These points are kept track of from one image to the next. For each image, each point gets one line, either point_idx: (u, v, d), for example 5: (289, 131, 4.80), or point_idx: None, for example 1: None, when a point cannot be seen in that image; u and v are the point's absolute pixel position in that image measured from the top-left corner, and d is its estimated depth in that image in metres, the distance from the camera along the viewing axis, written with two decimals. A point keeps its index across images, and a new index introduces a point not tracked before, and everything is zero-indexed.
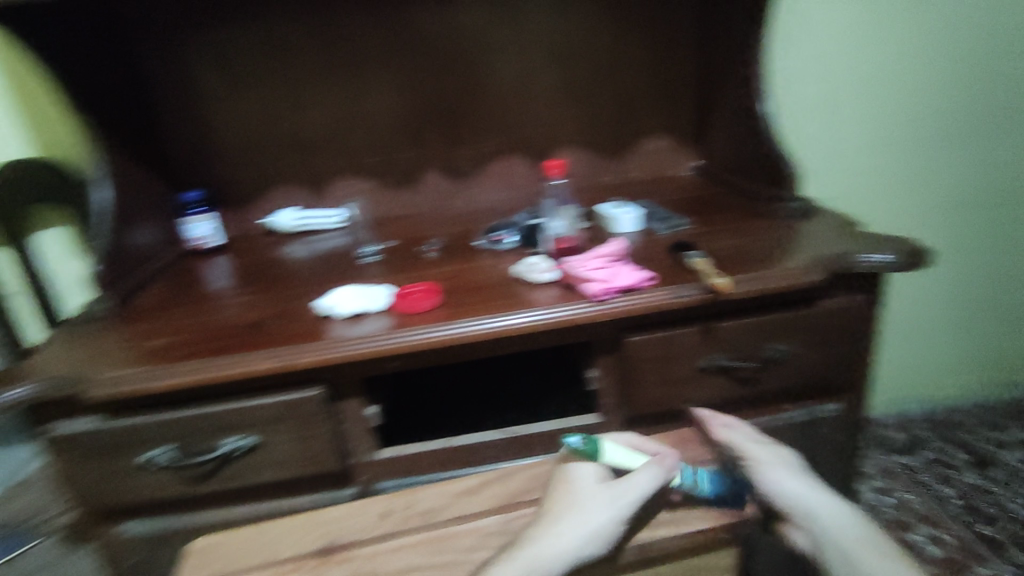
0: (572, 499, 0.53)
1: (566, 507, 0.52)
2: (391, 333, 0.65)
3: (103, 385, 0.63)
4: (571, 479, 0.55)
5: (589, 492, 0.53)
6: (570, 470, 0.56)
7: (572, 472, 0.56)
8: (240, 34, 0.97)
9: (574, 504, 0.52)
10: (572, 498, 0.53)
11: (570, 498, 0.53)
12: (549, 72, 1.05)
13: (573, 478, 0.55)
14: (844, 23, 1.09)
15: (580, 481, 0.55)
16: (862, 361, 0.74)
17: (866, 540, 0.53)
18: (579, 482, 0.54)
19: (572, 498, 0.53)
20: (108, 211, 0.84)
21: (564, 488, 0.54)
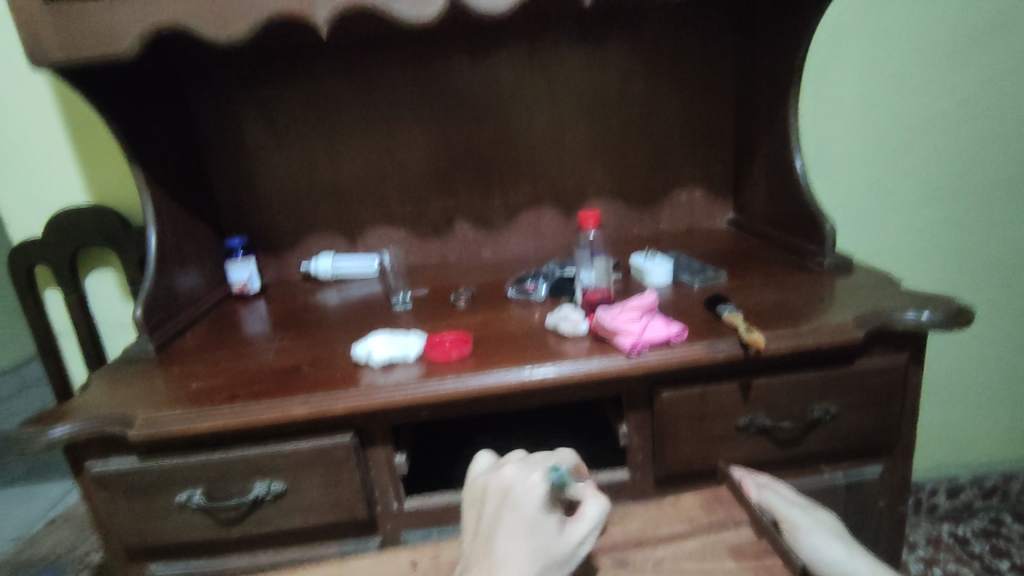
0: (526, 551, 0.49)
1: (520, 561, 0.48)
2: (423, 381, 0.66)
3: (141, 426, 0.64)
4: (527, 523, 0.50)
5: (543, 546, 0.50)
6: (527, 508, 0.51)
7: (526, 513, 0.51)
8: (288, 91, 1.03)
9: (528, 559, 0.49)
10: (528, 553, 0.49)
11: (525, 552, 0.49)
12: (580, 127, 1.08)
13: (529, 522, 0.51)
14: (876, 82, 1.10)
15: (535, 526, 0.51)
16: (905, 423, 0.72)
17: None
18: (531, 527, 0.50)
19: (528, 551, 0.49)
20: (158, 255, 0.88)
21: (517, 533, 0.50)
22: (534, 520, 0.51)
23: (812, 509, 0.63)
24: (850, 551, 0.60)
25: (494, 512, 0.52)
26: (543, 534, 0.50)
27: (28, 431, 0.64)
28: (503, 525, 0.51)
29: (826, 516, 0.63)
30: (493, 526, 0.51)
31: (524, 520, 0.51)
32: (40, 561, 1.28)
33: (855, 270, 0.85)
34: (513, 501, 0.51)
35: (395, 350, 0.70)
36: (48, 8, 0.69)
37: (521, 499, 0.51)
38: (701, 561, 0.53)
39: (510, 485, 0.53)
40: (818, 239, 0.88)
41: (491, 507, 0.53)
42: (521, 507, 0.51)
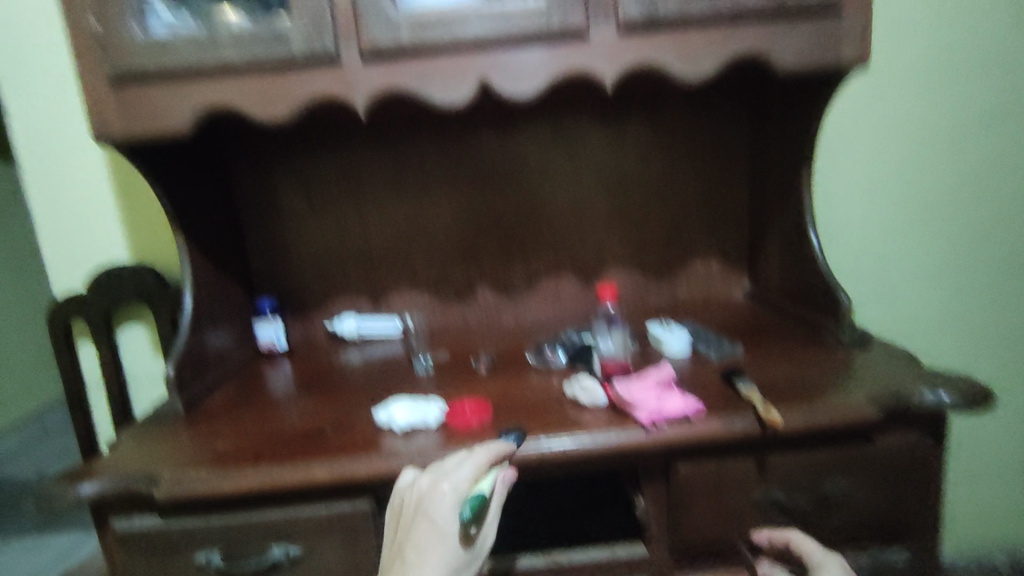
0: (435, 557, 0.56)
1: (429, 567, 0.55)
2: (442, 449, 0.67)
3: (168, 486, 0.66)
4: (436, 533, 0.56)
5: (449, 551, 0.57)
6: (438, 521, 0.56)
7: (438, 527, 0.56)
8: (322, 162, 1.09)
9: (435, 564, 0.55)
10: (437, 560, 0.56)
11: (435, 559, 0.56)
12: (599, 199, 1.12)
13: (438, 534, 0.56)
14: (888, 160, 1.13)
15: (444, 538, 0.56)
16: (929, 505, 0.71)
17: None
18: (442, 538, 0.56)
19: (437, 560, 0.56)
20: (192, 315, 0.92)
21: (428, 542, 0.56)
22: (442, 531, 0.56)
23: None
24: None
25: (412, 521, 0.58)
26: (451, 541, 0.57)
27: (59, 488, 0.66)
28: (417, 538, 0.56)
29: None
30: (410, 536, 0.57)
31: (435, 532, 0.56)
32: None
33: (873, 345, 0.85)
34: (428, 515, 0.57)
35: (416, 416, 0.72)
36: (114, 90, 0.76)
37: (434, 513, 0.57)
38: None
39: (425, 500, 0.58)
40: (835, 314, 0.89)
41: (410, 519, 0.58)
42: (433, 521, 0.56)
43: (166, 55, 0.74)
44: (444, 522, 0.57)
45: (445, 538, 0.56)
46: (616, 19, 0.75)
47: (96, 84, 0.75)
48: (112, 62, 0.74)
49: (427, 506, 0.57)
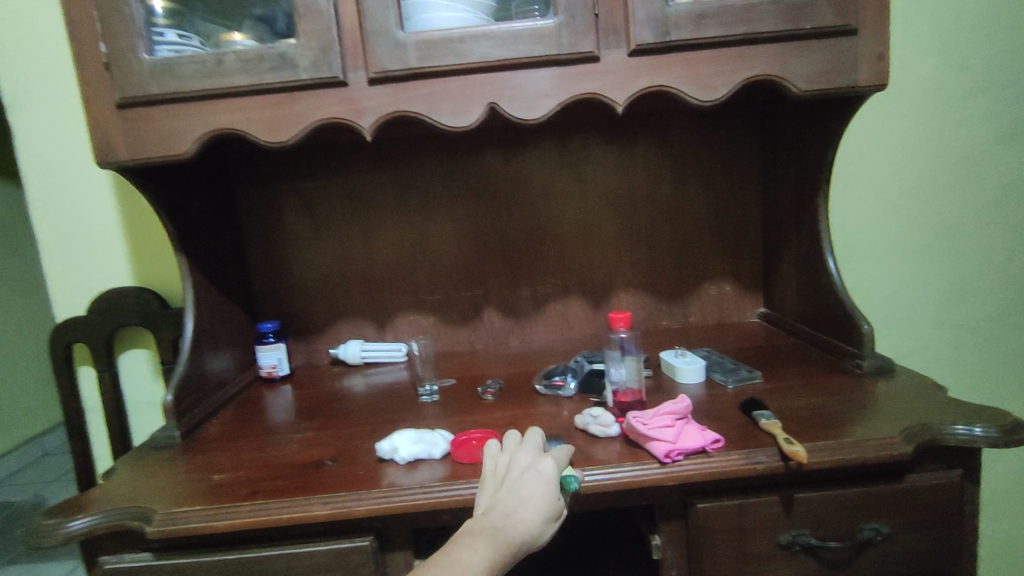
0: (540, 501, 0.56)
1: (537, 506, 0.55)
2: (445, 484, 0.63)
3: (160, 522, 0.63)
4: (542, 483, 0.57)
5: (553, 499, 0.56)
6: (544, 475, 0.58)
7: (543, 476, 0.58)
8: (328, 184, 1.07)
9: (540, 505, 0.55)
10: (541, 505, 0.56)
11: (540, 501, 0.55)
12: (608, 221, 1.10)
13: (544, 482, 0.57)
14: (905, 182, 1.10)
15: (549, 486, 0.57)
16: (964, 548, 0.67)
17: None
18: (546, 484, 0.57)
19: (542, 502, 0.56)
20: (193, 339, 0.89)
21: (533, 488, 0.56)
22: (546, 480, 0.58)
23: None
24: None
25: (514, 476, 0.59)
26: (554, 490, 0.57)
27: (48, 523, 0.63)
28: (521, 484, 0.57)
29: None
30: (511, 485, 0.57)
31: (539, 482, 0.57)
32: None
33: (898, 374, 0.81)
34: (536, 470, 0.59)
35: (420, 447, 0.69)
36: (119, 114, 0.74)
37: (539, 469, 0.59)
38: None
39: (528, 461, 0.60)
40: (855, 341, 0.85)
41: (510, 475, 0.59)
42: (538, 474, 0.58)
43: (172, 79, 0.73)
44: (548, 476, 0.58)
45: (548, 486, 0.57)
46: (628, 43, 0.73)
47: (101, 108, 0.74)
48: (117, 86, 0.73)
49: (530, 465, 0.59)
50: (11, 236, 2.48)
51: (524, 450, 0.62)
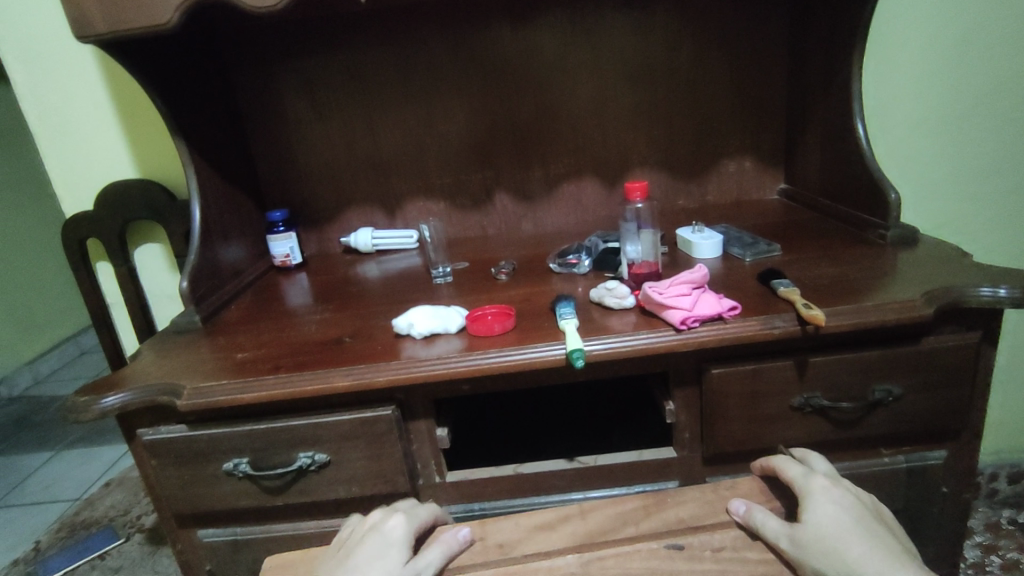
0: (372, 565, 0.50)
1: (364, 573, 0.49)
2: (463, 355, 0.64)
3: (191, 396, 0.65)
4: (381, 546, 0.52)
5: (389, 563, 0.50)
6: (384, 535, 0.53)
7: (388, 535, 0.53)
8: (324, 62, 1.01)
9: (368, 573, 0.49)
10: (369, 571, 0.49)
11: (373, 565, 0.50)
12: (623, 94, 1.04)
13: (385, 541, 0.52)
14: (948, 40, 1.02)
15: (391, 546, 0.52)
16: (973, 407, 0.68)
17: (873, 537, 0.48)
18: (383, 547, 0.52)
19: (379, 565, 0.50)
20: (202, 228, 0.89)
21: (365, 553, 0.51)
22: (389, 540, 0.53)
23: (809, 479, 0.53)
24: (853, 534, 0.48)
25: (356, 541, 0.54)
26: (391, 554, 0.51)
27: (82, 400, 0.65)
28: (359, 548, 0.52)
29: (860, 496, 0.53)
30: (350, 551, 0.53)
31: (378, 544, 0.52)
32: (97, 523, 1.26)
33: (922, 243, 0.79)
34: (378, 530, 0.54)
35: (436, 322, 0.69)
36: None
37: (380, 531, 0.54)
38: (764, 551, 0.51)
39: (376, 521, 0.56)
40: (880, 210, 0.82)
41: (355, 538, 0.55)
42: (382, 533, 0.53)
43: None
44: (390, 537, 0.53)
45: (385, 551, 0.51)
46: None
47: None
48: None
49: (376, 525, 0.55)
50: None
51: (384, 509, 0.58)
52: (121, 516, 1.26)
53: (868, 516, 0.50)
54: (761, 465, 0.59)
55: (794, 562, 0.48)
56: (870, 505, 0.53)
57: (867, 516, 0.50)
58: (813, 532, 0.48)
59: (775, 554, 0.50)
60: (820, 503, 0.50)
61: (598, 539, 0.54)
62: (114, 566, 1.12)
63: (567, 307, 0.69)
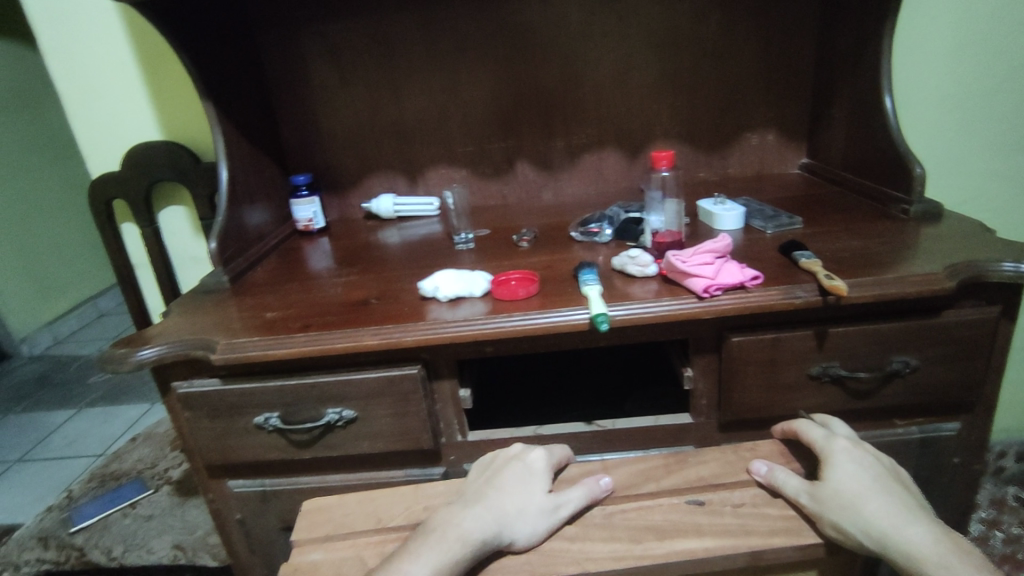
0: (519, 494, 0.53)
1: (513, 499, 0.52)
2: (488, 318, 0.66)
3: (225, 351, 0.67)
4: (525, 476, 0.55)
5: (536, 492, 0.53)
6: (527, 466, 0.56)
7: (531, 466, 0.56)
8: (349, 26, 1.01)
9: (517, 500, 0.52)
10: (518, 498, 0.52)
11: (519, 494, 0.53)
12: (648, 64, 1.03)
13: (528, 472, 0.55)
14: (981, 13, 1.00)
15: (535, 478, 0.55)
16: (989, 380, 0.69)
17: (890, 495, 0.49)
18: (530, 478, 0.55)
19: (527, 493, 0.53)
20: (230, 190, 0.90)
21: (511, 481, 0.54)
22: (532, 472, 0.55)
23: (830, 440, 0.55)
24: (871, 491, 0.49)
25: (497, 466, 0.57)
26: (537, 485, 0.54)
27: (120, 352, 0.68)
28: (504, 473, 0.55)
29: (880, 458, 0.54)
30: (495, 475, 0.55)
31: (523, 473, 0.55)
32: (126, 475, 1.31)
33: (946, 219, 0.79)
34: (520, 462, 0.56)
35: (462, 286, 0.71)
36: None
37: (522, 462, 0.56)
38: (783, 507, 0.53)
39: (516, 451, 0.58)
40: (905, 184, 0.82)
41: (495, 463, 0.57)
42: (523, 465, 0.56)
43: None
44: (533, 469, 0.56)
45: (533, 483, 0.54)
46: None
47: None
48: None
49: (517, 456, 0.57)
50: (11, 101, 2.45)
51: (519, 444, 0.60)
52: (150, 469, 1.31)
53: (888, 477, 0.51)
54: (780, 430, 0.61)
55: (812, 516, 0.50)
56: (891, 467, 0.54)
57: (886, 477, 0.51)
58: (832, 488, 0.50)
59: (794, 510, 0.52)
60: (840, 461, 0.52)
61: (619, 493, 0.57)
62: (146, 515, 1.17)
63: (590, 274, 0.71)
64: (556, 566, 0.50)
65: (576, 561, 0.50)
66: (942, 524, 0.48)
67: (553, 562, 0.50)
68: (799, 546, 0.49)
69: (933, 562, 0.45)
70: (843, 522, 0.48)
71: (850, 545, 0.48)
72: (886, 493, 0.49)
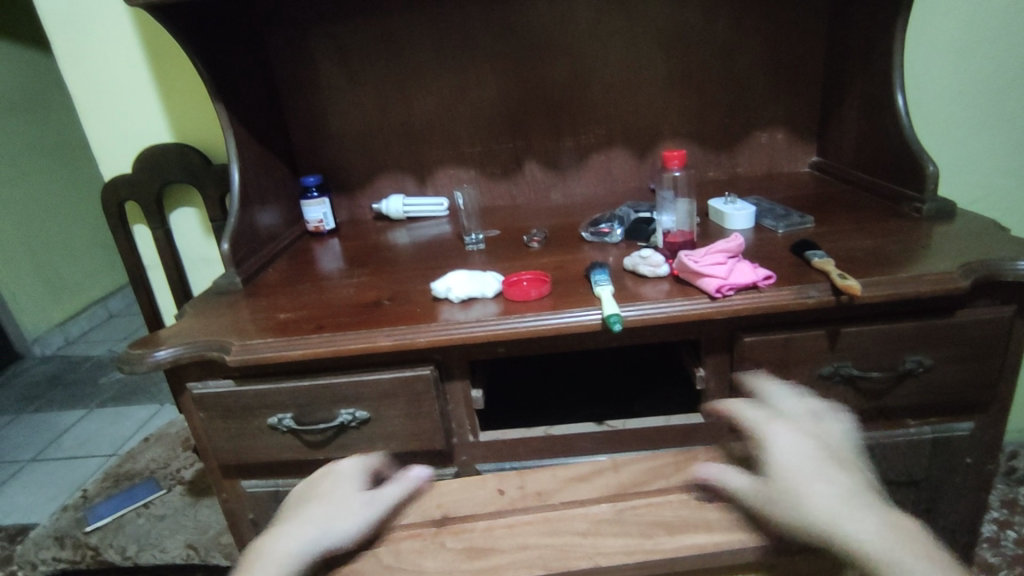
0: (336, 499, 0.51)
1: (328, 504, 0.50)
2: (501, 318, 0.66)
3: (239, 352, 0.68)
4: (337, 482, 0.53)
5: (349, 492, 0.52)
6: (340, 472, 0.55)
7: (341, 474, 0.55)
8: (358, 27, 1.01)
9: (335, 503, 0.50)
10: (335, 502, 0.50)
11: (334, 499, 0.51)
12: (657, 63, 1.03)
13: (341, 476, 0.54)
14: (994, 11, 0.99)
15: (348, 480, 0.54)
16: (1003, 380, 0.68)
17: (830, 476, 0.45)
18: (341, 483, 0.53)
19: (343, 496, 0.51)
20: (241, 191, 0.91)
21: (328, 489, 0.52)
22: (347, 476, 0.54)
23: (767, 425, 0.51)
24: (808, 476, 0.45)
25: (306, 490, 0.54)
26: (349, 486, 0.53)
27: (136, 353, 0.69)
28: (316, 488, 0.53)
29: (831, 441, 0.49)
30: (307, 494, 0.53)
31: (335, 482, 0.54)
32: (139, 475, 1.32)
33: (959, 218, 0.79)
34: (331, 473, 0.55)
35: (474, 287, 0.71)
36: None
37: (333, 473, 0.55)
38: None
39: (324, 472, 0.57)
40: (918, 183, 0.82)
41: (306, 487, 0.55)
42: (336, 474, 0.55)
43: None
44: (345, 474, 0.54)
45: (346, 486, 0.53)
46: None
47: None
48: None
49: (325, 474, 0.56)
50: (22, 103, 2.47)
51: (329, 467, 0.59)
52: (162, 469, 1.32)
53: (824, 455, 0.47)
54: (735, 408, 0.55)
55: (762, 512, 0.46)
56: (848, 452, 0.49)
57: (822, 455, 0.47)
58: (771, 480, 0.46)
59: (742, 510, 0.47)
60: (780, 449, 0.48)
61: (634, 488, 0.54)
62: (158, 514, 1.18)
63: (602, 274, 0.71)
64: (569, 561, 0.47)
65: (588, 556, 0.47)
66: (896, 512, 0.42)
67: (565, 556, 0.47)
68: None
69: (886, 551, 0.40)
70: (788, 516, 0.43)
71: (802, 545, 0.44)
72: (825, 476, 0.45)
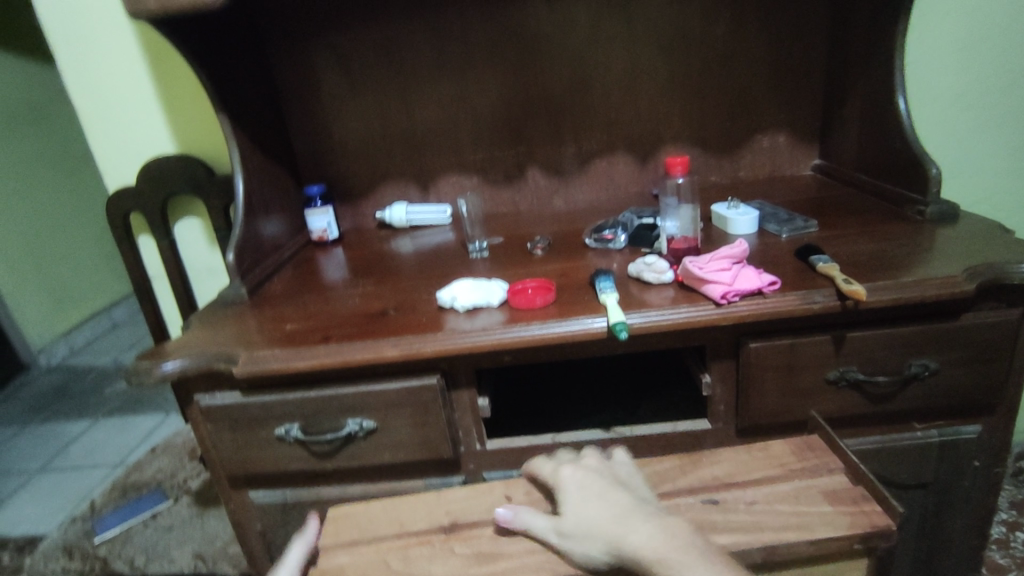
0: None
1: None
2: (506, 327, 0.66)
3: (245, 364, 0.68)
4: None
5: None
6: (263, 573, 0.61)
7: None
8: (360, 38, 1.02)
9: None
10: None
11: None
12: (658, 69, 1.03)
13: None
14: (994, 12, 0.99)
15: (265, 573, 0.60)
16: (1009, 382, 0.68)
17: (611, 509, 0.50)
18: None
19: None
20: (245, 201, 0.91)
21: None
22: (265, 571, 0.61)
23: (558, 471, 0.56)
24: (592, 513, 0.50)
25: None
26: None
27: (144, 365, 0.69)
28: None
29: (628, 474, 0.56)
30: None
31: None
32: (146, 485, 1.32)
33: (963, 220, 0.79)
34: None
35: (478, 296, 0.71)
36: None
37: None
38: (800, 506, 0.53)
39: None
40: (920, 185, 0.82)
41: None
42: None
43: None
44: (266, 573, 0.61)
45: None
46: None
47: None
48: None
49: None
50: (26, 115, 2.48)
51: None
52: (168, 479, 1.32)
53: (611, 489, 0.53)
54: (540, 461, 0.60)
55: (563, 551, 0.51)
56: (633, 481, 0.56)
57: (608, 490, 0.53)
58: (567, 519, 0.51)
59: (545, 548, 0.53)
60: (574, 486, 0.53)
61: None
62: (166, 525, 1.18)
63: (606, 282, 0.71)
64: None
65: None
66: (665, 516, 0.49)
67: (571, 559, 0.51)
68: (814, 542, 0.50)
69: (653, 557, 0.46)
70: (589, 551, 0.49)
71: (606, 568, 0.49)
72: (612, 511, 0.50)
